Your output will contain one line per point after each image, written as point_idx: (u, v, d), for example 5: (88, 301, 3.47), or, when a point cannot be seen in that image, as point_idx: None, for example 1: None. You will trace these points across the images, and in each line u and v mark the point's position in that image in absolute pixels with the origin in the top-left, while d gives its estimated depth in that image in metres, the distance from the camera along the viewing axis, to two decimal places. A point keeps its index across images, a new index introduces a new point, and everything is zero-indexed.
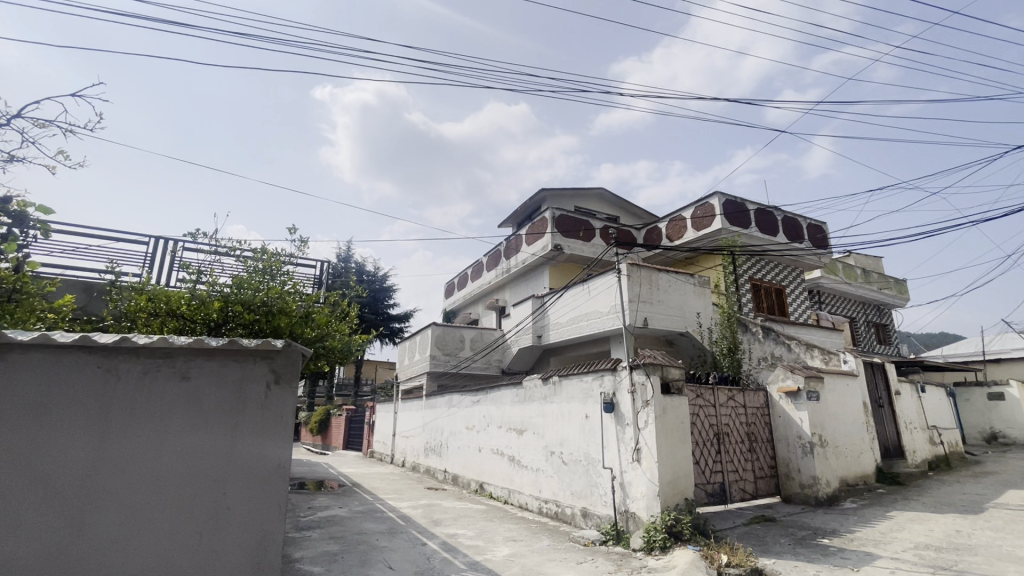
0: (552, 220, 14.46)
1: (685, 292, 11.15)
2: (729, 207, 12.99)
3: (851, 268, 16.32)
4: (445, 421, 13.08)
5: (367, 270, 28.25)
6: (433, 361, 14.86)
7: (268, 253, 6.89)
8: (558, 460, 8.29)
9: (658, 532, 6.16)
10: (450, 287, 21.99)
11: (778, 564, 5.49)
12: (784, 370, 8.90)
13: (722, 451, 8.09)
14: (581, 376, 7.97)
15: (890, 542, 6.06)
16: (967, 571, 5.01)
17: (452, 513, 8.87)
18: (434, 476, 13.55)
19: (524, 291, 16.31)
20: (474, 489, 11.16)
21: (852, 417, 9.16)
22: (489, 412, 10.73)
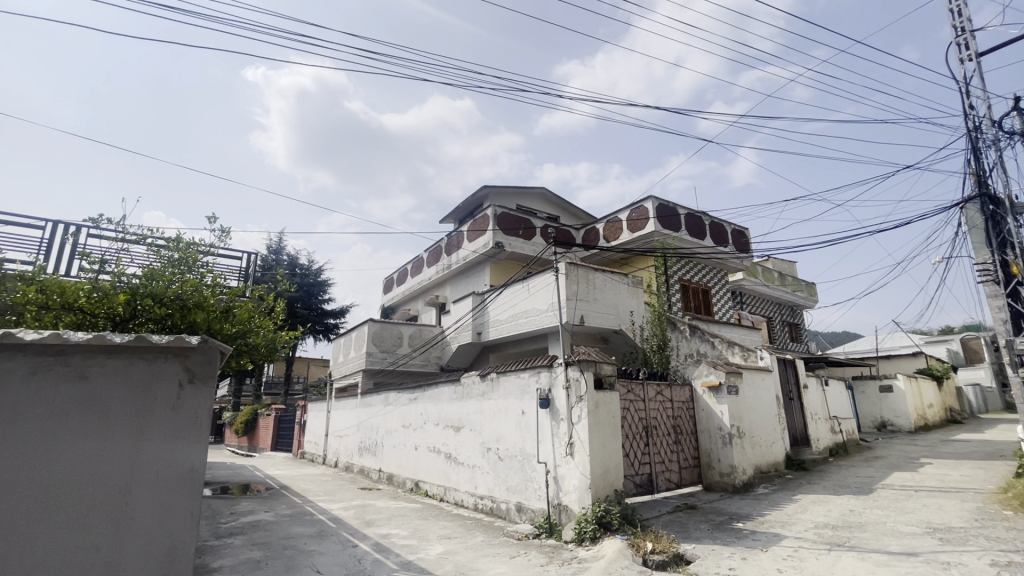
0: (494, 218, 14.49)
1: (620, 291, 11.56)
2: (662, 211, 13.61)
3: (769, 271, 17.65)
4: (381, 419, 12.77)
5: (301, 263, 27.00)
6: (370, 358, 14.47)
7: (184, 243, 6.42)
8: (494, 456, 8.34)
9: (588, 524, 6.37)
10: (388, 282, 21.49)
11: (697, 549, 5.84)
12: (708, 365, 9.47)
13: (650, 443, 8.48)
14: (518, 373, 8.05)
15: (795, 523, 6.62)
16: (858, 546, 5.58)
17: (386, 513, 8.70)
18: (368, 476, 13.22)
19: (464, 288, 16.24)
20: (409, 487, 11.00)
21: (766, 409, 9.89)
22: (426, 410, 10.60)
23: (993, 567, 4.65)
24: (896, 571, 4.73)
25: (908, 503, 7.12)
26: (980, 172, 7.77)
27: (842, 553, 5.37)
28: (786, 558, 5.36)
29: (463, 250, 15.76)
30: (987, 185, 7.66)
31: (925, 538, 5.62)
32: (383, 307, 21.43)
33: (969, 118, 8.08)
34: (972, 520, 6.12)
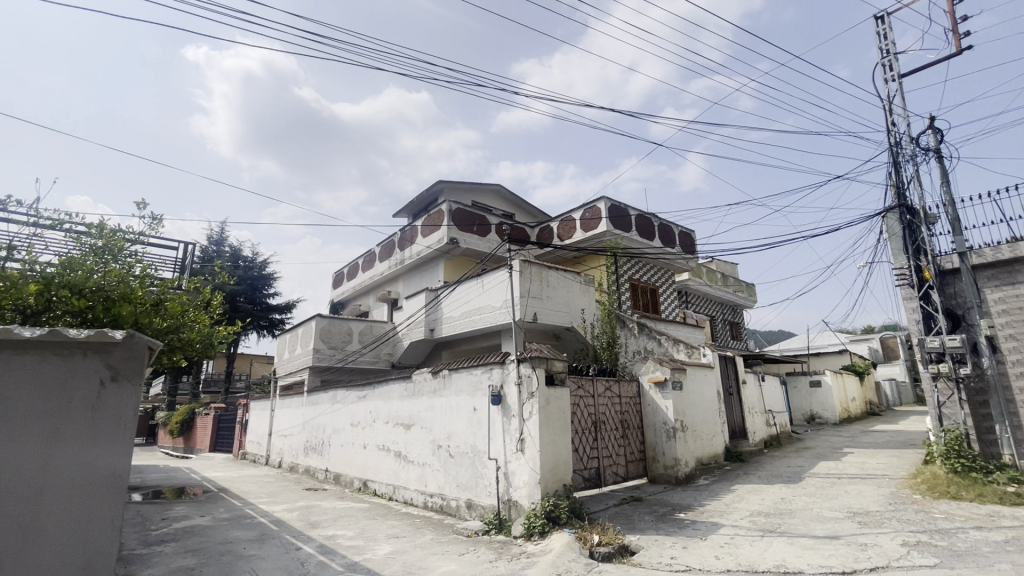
0: (449, 214, 14.34)
1: (572, 289, 11.73)
2: (614, 211, 13.93)
3: (713, 273, 18.45)
4: (328, 418, 12.38)
5: (245, 255, 25.72)
6: (317, 355, 13.99)
7: (107, 231, 5.97)
8: (444, 453, 8.28)
9: (538, 519, 6.44)
10: (338, 277, 20.88)
11: (641, 540, 6.03)
12: (655, 362, 9.77)
13: (599, 438, 8.68)
14: (470, 369, 8.01)
15: (732, 512, 6.97)
16: (788, 532, 5.94)
17: (332, 514, 8.45)
18: (314, 476, 12.80)
19: (417, 284, 16.00)
20: (357, 487, 10.74)
21: (707, 404, 10.34)
22: (376, 408, 10.37)
23: (904, 547, 5.07)
24: (821, 554, 5.07)
25: (832, 490, 7.67)
26: (900, 184, 8.42)
27: (774, 539, 5.70)
28: (723, 545, 5.62)
29: (416, 245, 15.52)
30: (905, 196, 8.32)
31: (846, 522, 6.06)
32: (332, 302, 20.77)
33: (892, 134, 8.74)
34: (887, 504, 6.64)
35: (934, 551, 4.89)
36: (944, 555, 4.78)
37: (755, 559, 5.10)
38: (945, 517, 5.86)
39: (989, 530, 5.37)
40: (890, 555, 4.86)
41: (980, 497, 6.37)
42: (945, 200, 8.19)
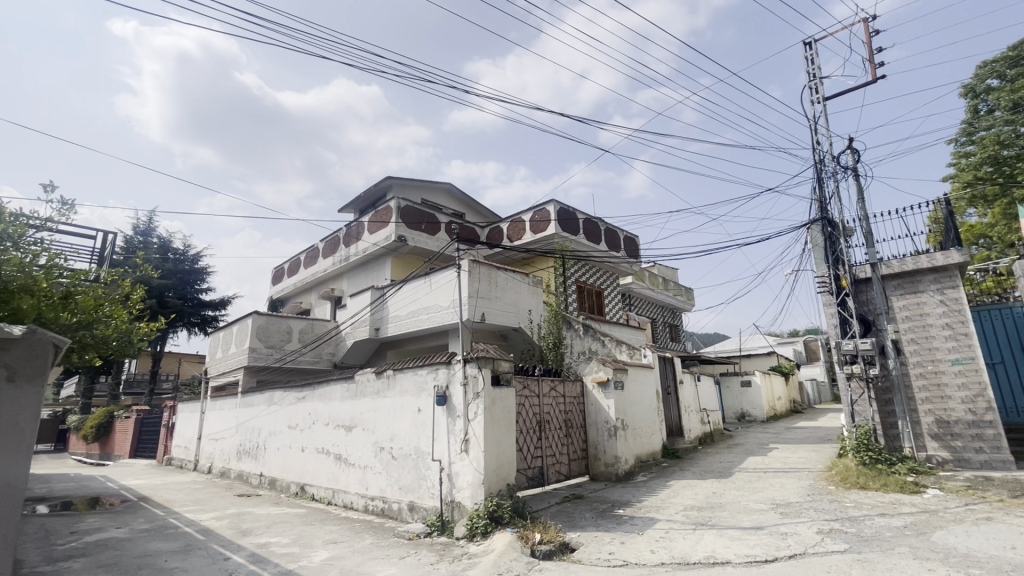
0: (397, 210, 14.06)
1: (520, 290, 11.81)
2: (563, 214, 14.16)
3: (655, 277, 19.17)
4: (264, 420, 11.80)
5: (175, 247, 24.08)
6: (254, 354, 13.31)
7: (7, 214, 5.39)
8: (387, 455, 8.10)
9: (480, 519, 6.43)
10: (278, 273, 19.98)
11: (581, 537, 6.15)
12: (598, 362, 10.02)
13: (543, 437, 8.80)
14: (416, 369, 7.89)
15: (668, 507, 7.26)
16: (718, 524, 6.26)
17: (265, 521, 8.05)
18: (247, 482, 12.16)
19: (363, 282, 15.58)
20: (294, 492, 10.30)
21: (647, 403, 10.72)
22: (316, 409, 9.99)
23: (820, 534, 5.47)
24: (747, 544, 5.38)
25: (759, 484, 8.16)
26: (823, 199, 9.08)
27: (705, 531, 5.99)
28: (658, 539, 5.84)
29: (363, 242, 15.11)
30: (827, 210, 8.98)
31: (770, 513, 6.46)
32: (271, 299, 19.81)
33: (817, 152, 9.41)
34: (806, 495, 7.15)
35: (845, 538, 5.31)
36: (853, 541, 5.20)
37: (687, 552, 5.33)
38: (855, 506, 6.38)
39: (892, 516, 5.90)
40: (807, 543, 5.24)
41: (885, 487, 6.97)
42: (861, 214, 8.92)
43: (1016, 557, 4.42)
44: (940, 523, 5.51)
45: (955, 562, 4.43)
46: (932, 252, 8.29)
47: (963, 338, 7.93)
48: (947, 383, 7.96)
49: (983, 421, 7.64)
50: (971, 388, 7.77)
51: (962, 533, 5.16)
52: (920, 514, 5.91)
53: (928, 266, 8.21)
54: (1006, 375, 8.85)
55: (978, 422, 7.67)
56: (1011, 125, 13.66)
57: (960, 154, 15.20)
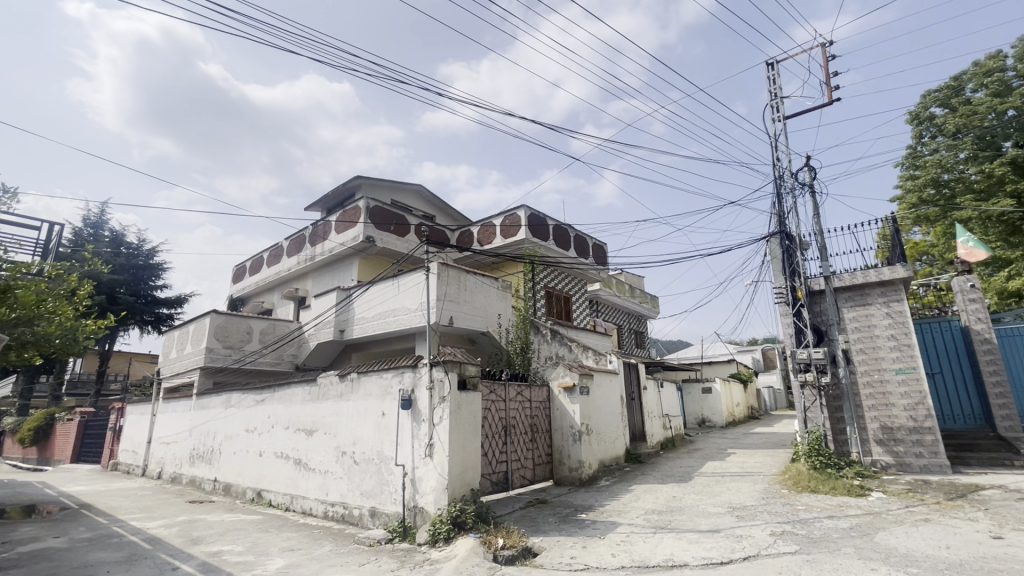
0: (366, 211, 13.85)
1: (489, 295, 11.81)
2: (533, 220, 14.26)
3: (622, 284, 19.52)
4: (220, 423, 11.37)
5: (128, 241, 22.97)
6: (211, 355, 12.81)
7: None
8: (349, 460, 7.93)
9: (443, 524, 6.37)
10: (239, 271, 19.33)
11: (544, 541, 6.18)
12: (565, 367, 10.12)
13: (508, 442, 8.80)
14: (381, 373, 7.77)
15: (629, 511, 7.38)
16: (677, 527, 6.40)
17: (218, 528, 7.74)
18: (200, 488, 11.68)
19: (328, 282, 15.25)
20: (250, 498, 9.96)
21: (611, 409, 10.88)
22: (275, 412, 9.70)
23: (773, 537, 5.67)
24: (705, 547, 5.52)
25: (717, 487, 8.40)
26: (781, 214, 9.46)
27: (664, 535, 6.13)
28: (619, 542, 5.94)
29: (329, 241, 14.81)
30: (785, 224, 9.36)
31: (727, 516, 6.65)
32: (231, 298, 19.13)
33: (776, 168, 9.81)
34: (761, 498, 7.41)
35: (796, 539, 5.52)
36: (803, 543, 5.41)
37: (646, 555, 5.44)
38: (806, 509, 6.65)
39: (840, 518, 6.17)
40: (760, 545, 5.42)
41: (834, 490, 7.29)
42: (816, 229, 9.34)
43: (950, 556, 4.70)
44: (883, 525, 5.80)
45: (896, 561, 4.68)
46: (880, 267, 8.76)
47: (906, 349, 8.40)
48: (892, 391, 8.40)
49: (923, 427, 8.11)
50: (912, 396, 8.24)
51: (902, 534, 5.45)
52: (865, 516, 6.21)
53: (876, 280, 8.67)
54: (943, 384, 9.43)
55: (919, 428, 8.13)
56: (952, 150, 14.57)
57: (906, 175, 16.12)
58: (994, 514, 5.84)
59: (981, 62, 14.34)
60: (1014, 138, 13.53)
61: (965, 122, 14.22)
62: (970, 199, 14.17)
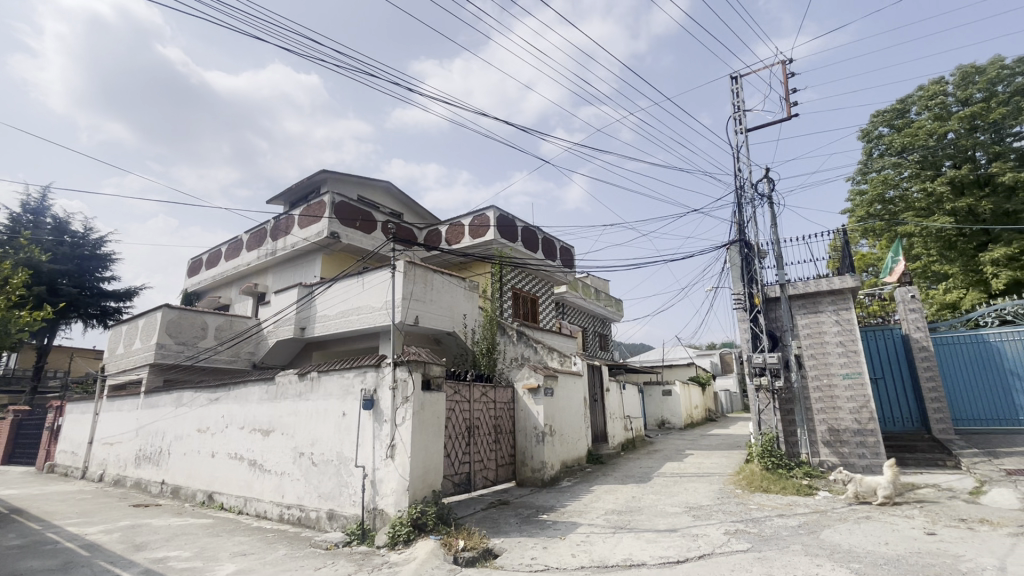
0: (331, 205, 13.52)
1: (456, 295, 11.73)
2: (502, 221, 14.26)
3: (588, 288, 19.78)
4: (169, 423, 10.86)
5: (72, 229, 21.68)
6: (161, 350, 12.22)
7: None
8: (307, 462, 7.71)
9: (403, 527, 6.27)
10: (195, 264, 18.54)
11: (504, 542, 6.17)
12: (530, 369, 10.16)
13: (471, 443, 8.75)
14: (342, 372, 7.59)
15: (589, 511, 7.47)
16: (635, 527, 6.52)
17: (164, 533, 7.38)
18: (146, 491, 11.12)
19: (289, 278, 14.81)
20: (200, 501, 9.54)
21: (574, 410, 10.99)
22: (230, 411, 9.33)
23: (726, 535, 5.85)
24: (662, 546, 5.64)
25: (675, 488, 8.60)
26: (741, 223, 9.79)
27: (623, 534, 6.23)
28: (579, 543, 6.00)
29: (291, 236, 14.38)
30: (745, 233, 9.68)
31: (684, 516, 6.83)
32: (186, 292, 18.32)
33: (738, 178, 10.14)
34: (716, 498, 7.64)
35: (748, 538, 5.72)
36: (754, 541, 5.60)
37: (605, 554, 5.51)
38: (758, 508, 6.89)
39: (789, 517, 6.43)
40: (715, 543, 5.58)
41: (784, 489, 7.59)
42: (773, 238, 9.71)
43: (888, 552, 4.97)
44: (828, 522, 6.07)
45: (839, 557, 4.91)
46: (831, 276, 9.18)
47: (853, 355, 8.84)
48: (839, 395, 8.82)
49: (866, 429, 8.54)
50: (857, 399, 8.67)
51: (846, 531, 5.72)
52: (812, 514, 6.49)
53: (827, 289, 9.08)
54: (885, 389, 9.97)
55: (863, 430, 8.56)
56: (897, 168, 15.43)
57: (856, 191, 16.98)
58: (928, 512, 6.21)
59: (925, 86, 15.26)
60: (952, 160, 14.46)
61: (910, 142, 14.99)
62: (913, 215, 15.05)
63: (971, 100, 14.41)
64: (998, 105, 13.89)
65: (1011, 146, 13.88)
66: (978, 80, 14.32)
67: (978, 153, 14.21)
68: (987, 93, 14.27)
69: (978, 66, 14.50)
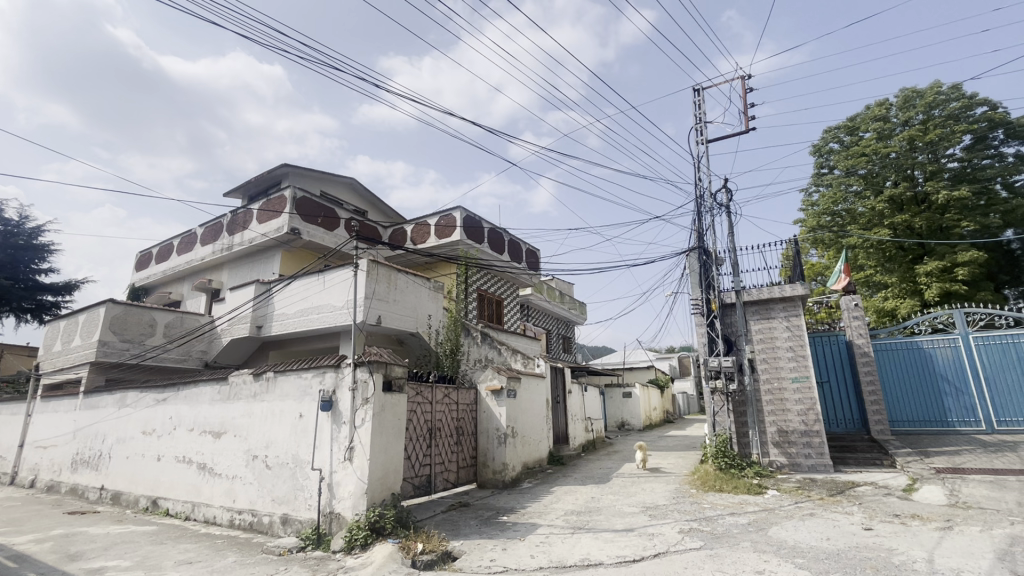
0: (292, 201, 13.13)
1: (420, 295, 11.60)
2: (468, 222, 14.22)
3: (553, 290, 19.96)
4: (111, 425, 10.26)
5: (6, 217, 20.26)
6: (104, 348, 11.55)
7: None
8: (260, 465, 7.45)
9: (360, 530, 6.15)
10: (144, 258, 17.63)
11: (464, 545, 6.13)
12: (493, 370, 10.17)
13: (433, 445, 8.67)
14: (300, 372, 7.38)
15: (549, 512, 7.52)
16: (593, 527, 6.62)
17: (103, 542, 6.98)
18: (83, 497, 10.48)
19: (246, 274, 14.30)
20: (143, 507, 9.06)
21: (536, 412, 11.06)
22: (179, 412, 8.91)
23: (680, 534, 6.02)
24: (618, 545, 5.75)
25: (633, 488, 8.78)
26: (700, 230, 10.11)
27: (581, 534, 6.32)
28: (538, 544, 6.04)
29: (249, 231, 13.89)
30: (703, 241, 9.99)
31: (640, 515, 6.98)
32: (132, 287, 17.40)
33: (698, 188, 10.46)
34: (672, 498, 7.85)
35: (701, 536, 5.90)
36: (707, 539, 5.79)
37: (564, 555, 5.57)
38: (711, 507, 7.12)
39: (739, 515, 6.68)
40: (670, 542, 5.73)
41: (736, 489, 7.88)
42: (729, 246, 10.07)
43: (829, 547, 5.23)
44: (776, 520, 6.33)
45: (785, 553, 5.12)
46: (783, 284, 9.60)
47: (801, 360, 9.26)
48: (788, 398, 9.23)
49: (812, 430, 8.97)
50: (805, 402, 9.09)
51: (791, 528, 5.98)
52: (761, 512, 6.76)
53: (779, 296, 9.49)
54: (829, 392, 10.51)
55: (809, 431, 8.98)
56: (845, 183, 16.36)
57: (807, 203, 17.84)
58: (866, 508, 6.57)
59: (871, 107, 16.19)
60: (894, 177, 15.41)
61: (856, 159, 15.90)
62: (858, 228, 15.97)
63: (912, 121, 15.37)
64: (935, 128, 14.90)
65: (946, 166, 14.91)
66: (918, 104, 15.31)
67: (916, 172, 15.19)
68: (925, 116, 15.28)
69: (918, 90, 15.53)
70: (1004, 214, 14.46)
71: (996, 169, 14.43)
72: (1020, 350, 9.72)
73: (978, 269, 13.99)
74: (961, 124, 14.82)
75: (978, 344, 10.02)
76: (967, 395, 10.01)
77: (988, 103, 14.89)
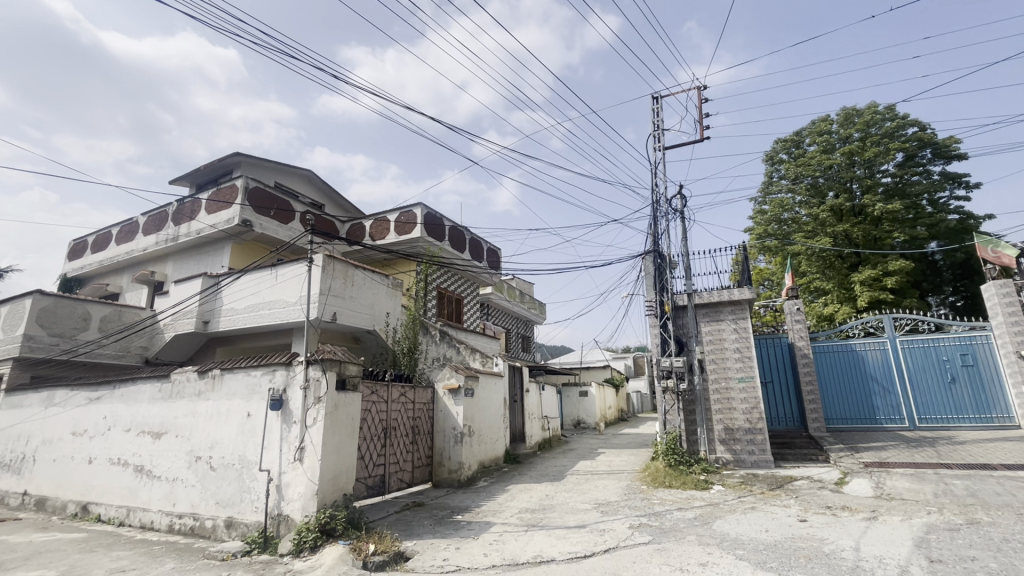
0: (243, 191, 12.63)
1: (377, 292, 11.41)
2: (429, 219, 14.07)
3: (513, 289, 20.01)
4: (37, 425, 9.56)
5: None
6: (29, 343, 10.70)
7: None
8: (204, 466, 7.13)
9: (310, 532, 6.00)
10: (78, 247, 16.49)
11: (416, 545, 6.08)
12: (451, 369, 10.12)
13: (387, 444, 8.54)
14: (248, 370, 7.10)
15: (504, 510, 7.58)
16: (546, 524, 6.71)
17: (24, 552, 6.48)
18: (3, 504, 9.70)
19: (193, 267, 13.62)
20: (72, 513, 8.49)
21: (493, 410, 11.10)
22: (114, 412, 8.39)
23: (630, 529, 6.20)
24: (570, 542, 5.86)
25: (587, 485, 8.97)
26: (656, 234, 10.40)
27: (535, 532, 6.40)
28: (492, 542, 6.06)
29: (196, 221, 13.25)
30: (659, 245, 10.30)
31: (592, 512, 7.14)
32: (64, 278, 16.27)
33: (655, 193, 10.73)
34: (624, 494, 8.07)
35: (650, 531, 6.09)
36: (655, 533, 5.99)
37: (517, 552, 5.61)
38: (660, 502, 7.35)
39: (686, 510, 6.94)
40: (620, 537, 5.89)
41: (684, 484, 8.18)
42: (683, 251, 10.42)
43: (768, 538, 5.52)
44: (720, 514, 6.62)
45: (726, 545, 5.38)
46: (732, 288, 10.01)
47: (747, 360, 9.71)
48: (734, 397, 9.66)
49: (756, 428, 9.42)
50: (750, 400, 9.54)
51: (734, 521, 6.27)
52: (706, 506, 7.05)
53: (728, 299, 9.90)
54: (772, 392, 11.05)
55: (753, 428, 9.43)
56: (790, 193, 17.29)
57: (757, 211, 18.70)
58: (801, 501, 6.98)
59: (816, 122, 17.12)
60: (835, 189, 16.37)
61: (802, 169, 16.77)
62: (802, 236, 16.89)
63: (851, 137, 16.40)
64: (871, 145, 15.93)
65: (880, 180, 15.97)
66: (857, 121, 16.30)
67: (854, 185, 16.18)
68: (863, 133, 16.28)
69: (858, 108, 16.55)
70: (929, 227, 15.62)
71: (923, 185, 15.57)
72: (940, 353, 10.53)
73: (906, 277, 15.07)
74: (895, 142, 15.88)
75: (904, 347, 10.79)
76: (893, 394, 10.78)
77: (918, 123, 16.07)
